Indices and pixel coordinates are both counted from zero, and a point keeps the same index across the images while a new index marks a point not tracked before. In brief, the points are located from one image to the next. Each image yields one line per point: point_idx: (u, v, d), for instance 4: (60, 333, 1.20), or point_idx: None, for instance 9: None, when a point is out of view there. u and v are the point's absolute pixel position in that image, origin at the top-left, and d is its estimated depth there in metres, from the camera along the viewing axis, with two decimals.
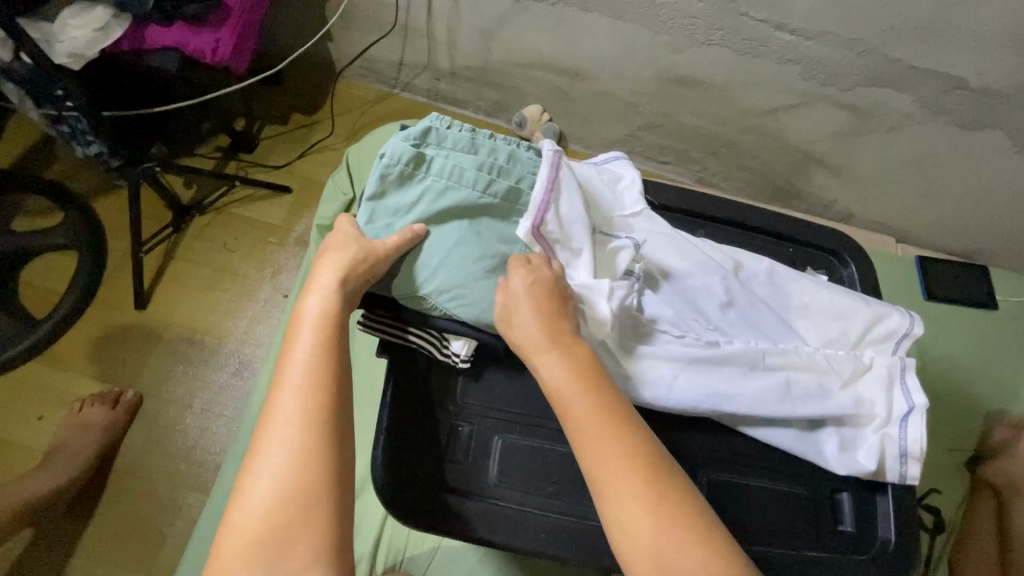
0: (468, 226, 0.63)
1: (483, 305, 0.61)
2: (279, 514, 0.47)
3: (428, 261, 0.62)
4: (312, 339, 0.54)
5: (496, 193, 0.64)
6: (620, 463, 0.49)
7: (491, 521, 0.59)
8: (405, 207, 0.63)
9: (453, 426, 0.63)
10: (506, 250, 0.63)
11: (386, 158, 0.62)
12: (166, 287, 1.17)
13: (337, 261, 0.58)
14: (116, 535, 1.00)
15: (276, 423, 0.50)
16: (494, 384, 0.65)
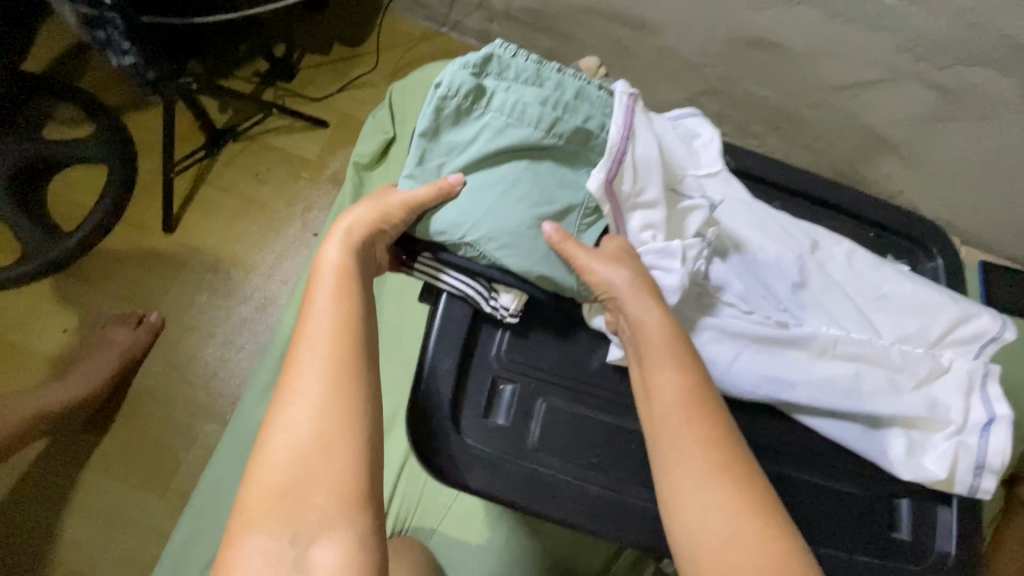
0: (525, 168, 0.58)
1: (534, 257, 0.57)
2: (306, 462, 0.44)
3: (477, 205, 0.57)
4: (334, 286, 0.50)
5: (561, 134, 0.58)
6: (701, 437, 0.47)
7: (529, 487, 0.54)
8: (460, 146, 0.58)
9: (496, 383, 0.58)
10: (567, 196, 0.59)
11: (443, 90, 0.56)
12: (196, 213, 1.14)
13: (358, 210, 0.54)
14: (133, 455, 0.99)
15: (296, 374, 0.47)
16: (542, 343, 0.60)
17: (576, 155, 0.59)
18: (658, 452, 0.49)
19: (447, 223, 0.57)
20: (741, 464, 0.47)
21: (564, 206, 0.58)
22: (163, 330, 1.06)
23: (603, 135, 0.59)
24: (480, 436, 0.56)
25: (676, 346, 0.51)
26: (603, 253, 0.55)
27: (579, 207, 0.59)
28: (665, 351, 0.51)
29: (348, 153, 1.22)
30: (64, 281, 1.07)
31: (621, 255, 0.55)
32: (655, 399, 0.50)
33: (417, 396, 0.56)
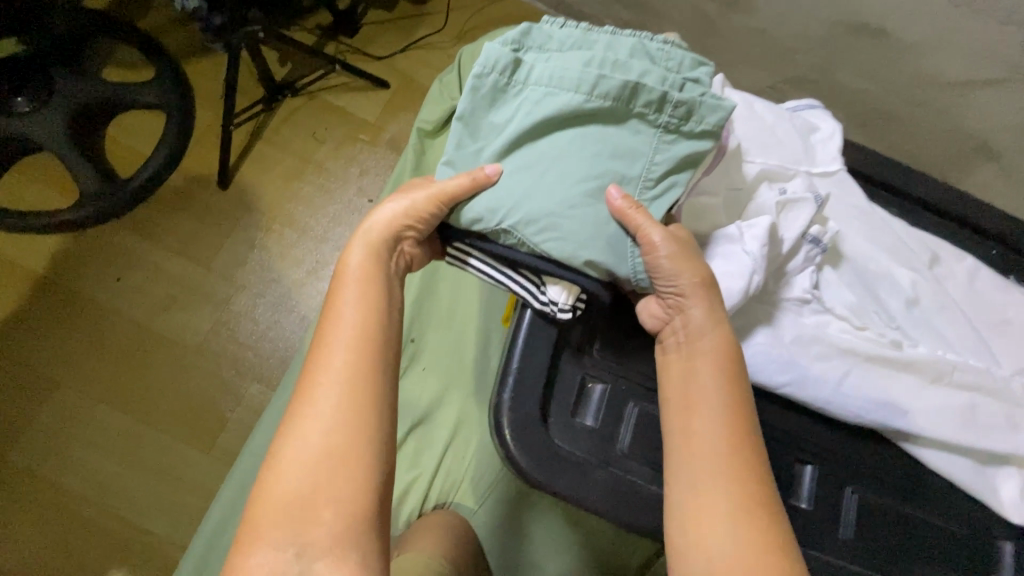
0: (573, 139, 0.50)
1: (579, 240, 0.49)
2: (316, 476, 0.45)
3: (516, 186, 0.50)
4: (356, 295, 0.50)
5: (607, 93, 0.49)
6: (737, 465, 0.45)
7: (619, 496, 0.51)
8: (499, 128, 0.52)
9: (585, 382, 0.55)
10: (619, 167, 0.50)
11: (478, 69, 0.51)
12: (251, 169, 1.10)
13: (385, 209, 0.53)
14: (177, 412, 0.97)
15: (313, 385, 0.47)
16: (634, 341, 0.57)
17: (631, 116, 0.50)
18: (688, 470, 0.46)
19: (482, 209, 0.51)
20: (771, 501, 0.45)
21: (615, 179, 0.50)
22: (212, 287, 1.03)
23: (657, 87, 0.49)
24: (568, 436, 0.52)
25: (723, 365, 0.49)
26: (674, 236, 0.49)
27: (636, 179, 0.51)
28: (709, 368, 0.49)
29: (407, 117, 1.17)
30: (115, 228, 1.04)
31: (687, 245, 0.50)
32: (693, 415, 0.48)
33: (506, 388, 0.52)
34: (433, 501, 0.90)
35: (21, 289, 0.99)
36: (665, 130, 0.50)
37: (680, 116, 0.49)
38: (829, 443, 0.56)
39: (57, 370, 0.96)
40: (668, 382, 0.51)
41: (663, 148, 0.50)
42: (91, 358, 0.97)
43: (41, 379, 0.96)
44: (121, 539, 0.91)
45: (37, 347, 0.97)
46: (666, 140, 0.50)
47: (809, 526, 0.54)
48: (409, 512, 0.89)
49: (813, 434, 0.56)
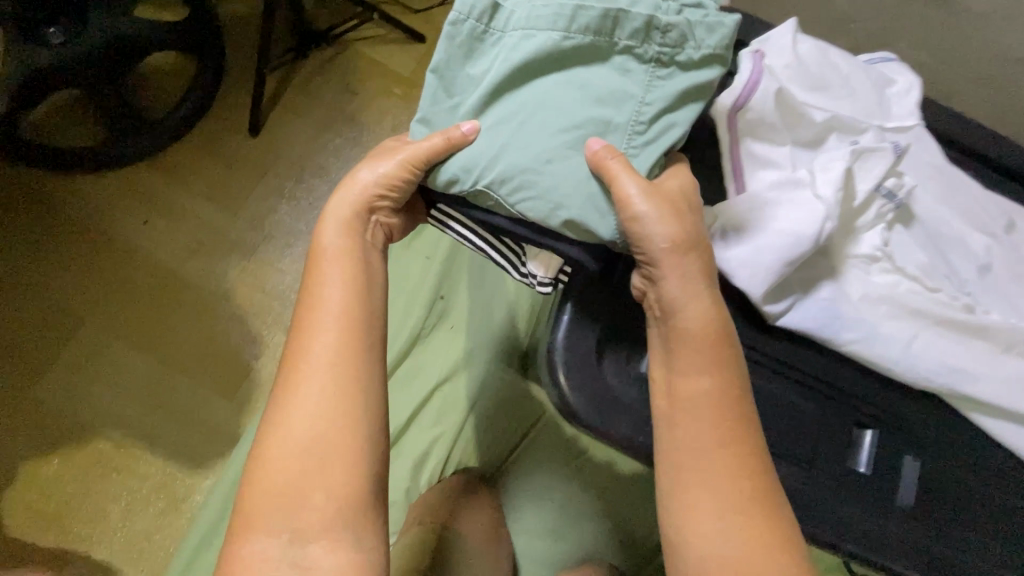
0: (557, 81, 0.46)
1: (558, 198, 0.45)
2: (308, 460, 0.45)
3: (495, 141, 0.46)
4: (340, 282, 0.49)
5: (587, 26, 0.46)
6: (729, 462, 0.44)
7: None
8: (477, 80, 0.48)
9: (637, 328, 0.53)
10: (607, 112, 0.46)
11: (453, 15, 0.47)
12: (282, 117, 1.08)
13: (356, 183, 0.51)
14: (202, 358, 0.96)
15: (300, 373, 0.47)
16: None
17: (617, 51, 0.46)
18: (675, 466, 0.45)
19: (458, 168, 0.47)
20: (767, 493, 0.44)
21: (598, 127, 0.46)
22: (241, 235, 1.01)
23: (639, 15, 0.46)
24: (623, 381, 0.51)
25: (712, 351, 0.46)
26: (653, 194, 0.45)
27: (624, 126, 0.47)
28: (699, 357, 0.46)
29: None
30: (144, 170, 1.02)
31: (676, 205, 0.46)
32: (683, 409, 0.46)
33: (560, 331, 0.51)
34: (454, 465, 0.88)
35: (49, 228, 0.98)
36: (655, 63, 0.46)
37: (672, 44, 0.46)
38: (892, 407, 0.53)
39: (82, 309, 0.95)
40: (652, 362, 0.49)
41: (653, 86, 0.46)
42: (118, 298, 0.96)
43: (67, 316, 0.94)
44: (143, 482, 0.90)
45: (64, 285, 0.95)
46: (659, 75, 0.47)
47: (865, 491, 0.52)
48: (430, 475, 0.87)
49: (876, 397, 0.54)
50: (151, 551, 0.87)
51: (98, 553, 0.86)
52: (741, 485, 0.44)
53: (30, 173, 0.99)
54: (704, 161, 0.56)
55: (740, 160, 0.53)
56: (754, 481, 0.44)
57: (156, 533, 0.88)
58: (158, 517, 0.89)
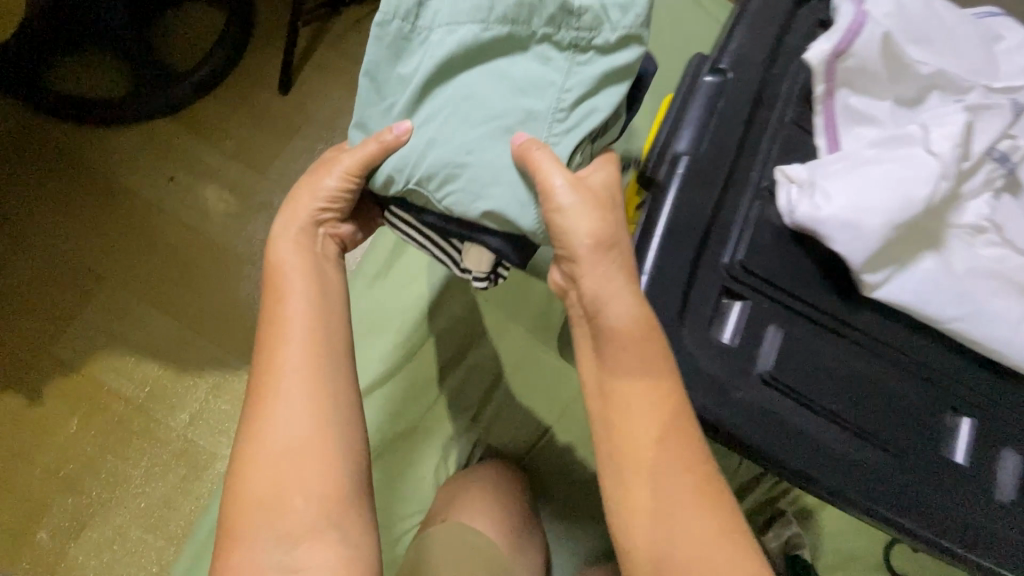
0: (485, 72, 0.43)
1: (483, 193, 0.42)
2: (289, 468, 0.46)
3: (426, 141, 0.42)
4: (303, 296, 0.50)
5: (505, 13, 0.42)
6: (670, 460, 0.43)
7: (757, 422, 0.45)
8: (407, 78, 0.43)
9: (720, 296, 0.47)
10: (532, 104, 0.43)
11: (376, 15, 0.42)
12: (313, 75, 1.03)
13: (301, 201, 0.52)
14: (225, 321, 0.92)
15: (270, 388, 0.48)
16: (785, 253, 0.47)
17: (536, 39, 0.43)
18: (615, 463, 0.44)
19: (389, 169, 0.43)
20: (711, 488, 0.43)
21: (523, 120, 0.43)
22: (267, 197, 0.97)
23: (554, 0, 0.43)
24: (705, 353, 0.45)
25: (643, 343, 0.43)
26: (579, 184, 0.42)
27: (549, 117, 0.44)
28: (634, 349, 0.43)
29: None
30: (169, 125, 0.98)
31: (602, 200, 0.44)
32: (619, 408, 0.44)
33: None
34: (479, 451, 0.82)
35: (72, 181, 0.94)
36: (576, 50, 0.43)
37: (587, 27, 0.43)
38: (995, 393, 0.48)
39: (103, 267, 0.91)
40: (584, 360, 0.47)
41: (575, 72, 0.43)
42: (140, 257, 0.93)
43: (88, 273, 0.91)
44: (163, 449, 0.87)
45: (85, 241, 0.92)
46: (579, 62, 0.44)
47: (957, 483, 0.47)
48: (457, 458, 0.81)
49: (977, 381, 0.48)
50: (171, 518, 0.85)
51: (117, 519, 0.84)
52: (683, 483, 0.43)
53: (52, 124, 0.95)
54: (791, 117, 0.50)
55: (835, 115, 0.48)
56: (699, 481, 0.43)
57: (176, 501, 0.85)
58: (178, 485, 0.86)
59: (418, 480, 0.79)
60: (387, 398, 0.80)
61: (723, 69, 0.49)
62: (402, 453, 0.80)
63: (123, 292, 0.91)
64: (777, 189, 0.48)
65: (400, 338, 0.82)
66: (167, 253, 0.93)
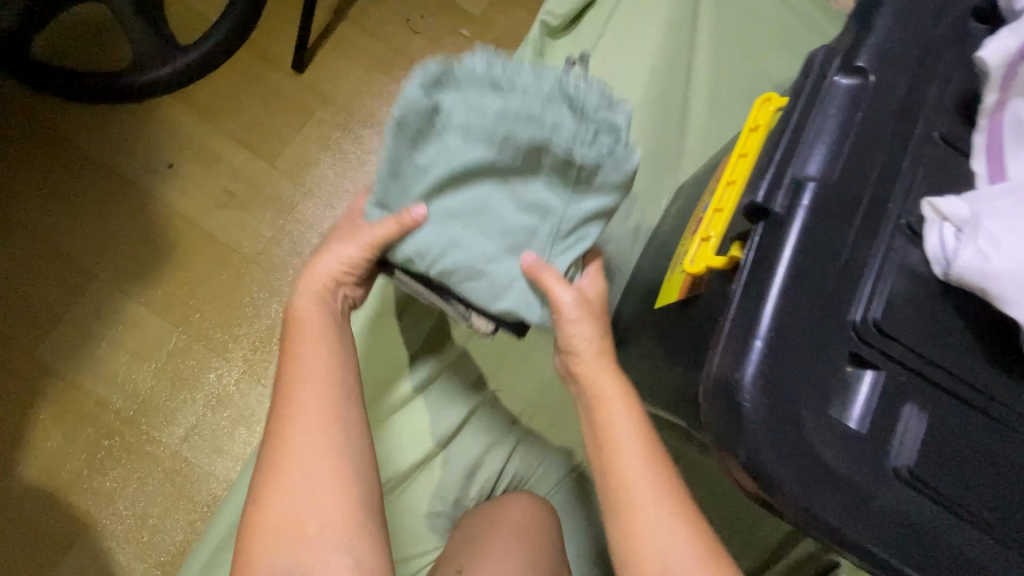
0: (493, 189, 0.46)
1: (489, 298, 0.47)
2: (308, 497, 0.42)
3: (434, 241, 0.46)
4: (318, 328, 0.48)
5: (521, 145, 0.43)
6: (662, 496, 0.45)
7: (897, 535, 0.34)
8: (419, 174, 0.45)
9: (846, 367, 0.36)
10: (533, 228, 0.47)
11: (392, 111, 0.42)
12: (331, 54, 0.92)
13: (323, 263, 0.49)
14: (226, 326, 0.83)
15: (283, 416, 0.45)
16: (932, 306, 0.37)
17: (546, 170, 0.45)
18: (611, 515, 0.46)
19: (413, 251, 0.46)
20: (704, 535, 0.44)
21: (525, 240, 0.47)
22: (276, 188, 0.88)
23: (570, 144, 0.43)
24: (830, 441, 0.35)
25: (626, 401, 0.48)
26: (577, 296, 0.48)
27: (549, 241, 0.47)
28: (620, 405, 0.48)
29: (517, 15, 0.99)
30: (173, 105, 0.88)
31: (596, 307, 0.50)
32: (610, 453, 0.47)
33: (751, 362, 0.34)
34: (507, 480, 0.73)
35: (61, 162, 0.85)
36: (580, 188, 0.46)
37: (593, 174, 0.45)
38: None
39: (94, 261, 0.82)
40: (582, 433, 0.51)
41: (577, 207, 0.46)
42: (135, 251, 0.84)
43: (78, 268, 0.82)
44: (154, 466, 0.79)
45: (76, 230, 0.83)
46: (582, 198, 0.46)
47: None
48: (480, 483, 0.72)
49: None
50: (161, 542, 0.77)
51: (104, 541, 0.76)
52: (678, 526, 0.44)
53: (42, 97, 0.85)
54: (942, 130, 0.39)
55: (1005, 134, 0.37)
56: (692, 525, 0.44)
57: (168, 523, 0.78)
58: (170, 507, 0.78)
59: (435, 516, 0.71)
60: (407, 420, 0.72)
61: (862, 68, 0.38)
62: (420, 482, 0.71)
63: (115, 288, 0.82)
64: (923, 228, 0.37)
65: (421, 358, 0.73)
66: (164, 246, 0.84)
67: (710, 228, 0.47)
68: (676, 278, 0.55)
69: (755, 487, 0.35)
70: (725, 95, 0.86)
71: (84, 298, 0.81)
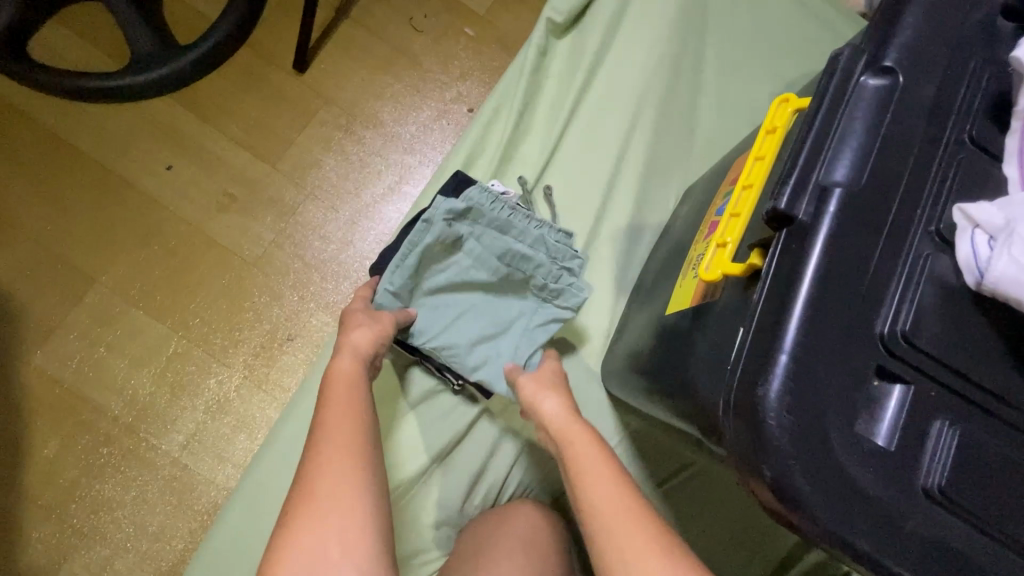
0: (480, 298, 0.69)
1: (470, 368, 0.67)
2: (335, 523, 0.44)
3: (441, 322, 0.67)
4: (348, 377, 0.55)
5: (511, 275, 0.67)
6: (633, 521, 0.45)
7: (928, 558, 0.33)
8: (434, 276, 0.67)
9: (874, 382, 0.34)
10: (507, 324, 0.68)
11: (432, 231, 0.63)
12: (333, 53, 0.91)
13: (355, 337, 0.58)
14: (227, 332, 0.82)
15: (314, 449, 0.48)
16: (963, 317, 0.35)
17: (521, 288, 0.68)
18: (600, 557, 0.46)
19: (420, 327, 0.67)
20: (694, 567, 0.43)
21: (499, 333, 0.68)
22: (277, 190, 0.86)
23: (541, 277, 0.67)
24: (859, 461, 0.33)
25: (593, 439, 0.54)
26: (547, 372, 0.64)
27: (516, 338, 0.68)
28: (588, 440, 0.54)
29: (522, 13, 0.97)
30: (171, 105, 0.86)
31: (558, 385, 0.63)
32: (587, 488, 0.50)
33: (776, 377, 0.32)
34: (513, 488, 0.71)
35: (59, 165, 0.83)
36: (541, 301, 0.68)
37: (552, 292, 0.67)
38: None
39: (92, 266, 0.81)
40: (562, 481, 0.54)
41: (540, 312, 0.68)
42: (133, 255, 0.82)
43: (75, 272, 0.81)
44: (153, 474, 0.77)
45: (74, 235, 0.82)
46: (542, 307, 0.68)
47: None
48: (485, 492, 0.70)
49: None
50: (161, 552, 0.76)
51: (103, 551, 0.75)
52: (655, 555, 0.43)
53: (39, 98, 0.84)
54: (973, 133, 0.37)
55: None
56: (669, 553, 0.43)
57: (168, 533, 0.76)
58: (169, 515, 0.77)
59: (439, 527, 0.69)
60: (412, 428, 0.71)
61: (891, 67, 0.36)
62: (425, 491, 0.70)
63: (114, 293, 0.81)
64: (954, 236, 0.35)
65: (425, 365, 0.72)
66: (163, 251, 0.83)
67: (725, 235, 0.46)
68: (689, 284, 0.53)
69: (778, 506, 0.33)
70: (735, 96, 0.84)
71: (82, 304, 0.80)
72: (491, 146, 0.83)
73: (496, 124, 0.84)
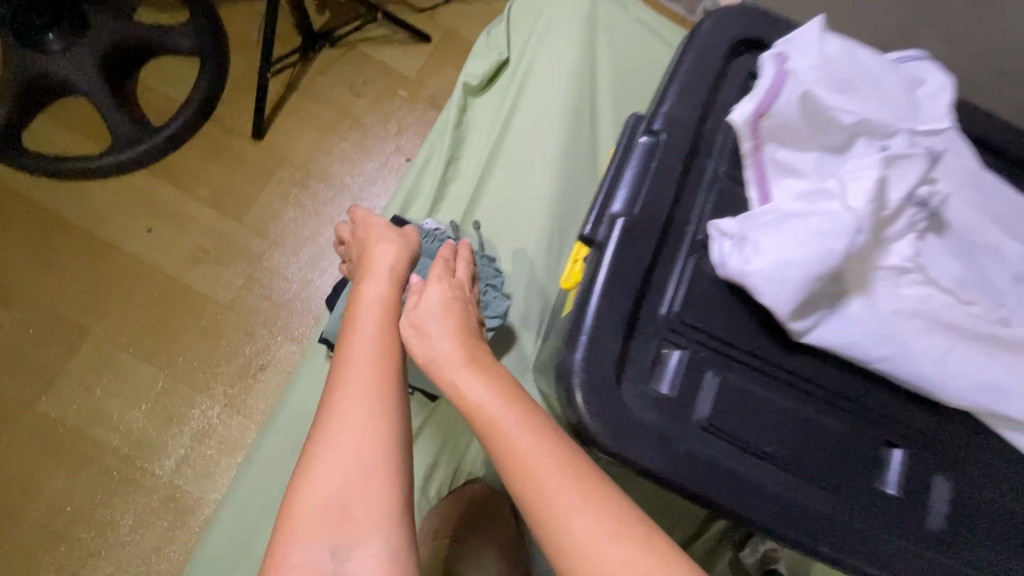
0: None
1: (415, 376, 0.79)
2: (349, 475, 0.43)
3: None
4: (378, 314, 0.52)
5: None
6: (566, 483, 0.42)
7: (696, 469, 0.47)
8: None
9: (660, 351, 0.49)
10: None
11: None
12: (286, 121, 1.06)
13: (380, 252, 0.60)
14: (208, 365, 0.94)
15: (336, 396, 0.46)
16: (721, 299, 0.50)
17: None
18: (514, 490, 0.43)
19: None
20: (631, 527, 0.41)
21: None
22: (244, 242, 1.00)
23: None
24: (644, 404, 0.47)
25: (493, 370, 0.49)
26: (430, 303, 0.54)
27: None
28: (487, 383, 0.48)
29: (447, 74, 1.14)
30: (148, 175, 1.01)
31: (452, 303, 0.55)
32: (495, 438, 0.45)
33: (578, 350, 0.47)
34: None
35: (53, 235, 0.97)
36: None
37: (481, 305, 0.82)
38: (914, 425, 0.50)
39: (86, 319, 0.94)
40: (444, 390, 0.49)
41: None
42: (122, 307, 0.95)
43: (72, 326, 0.93)
44: (149, 496, 0.89)
45: (69, 293, 0.95)
46: None
47: (894, 514, 0.50)
48: None
49: (898, 415, 0.51)
50: (158, 564, 0.87)
51: (108, 566, 0.86)
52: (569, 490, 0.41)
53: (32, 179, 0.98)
54: (725, 169, 0.53)
55: (763, 169, 0.51)
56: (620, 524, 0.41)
57: (165, 546, 0.88)
58: (165, 532, 0.88)
59: None
60: None
61: (658, 129, 0.52)
62: None
63: (107, 340, 0.94)
64: (710, 244, 0.51)
65: None
66: (148, 300, 0.96)
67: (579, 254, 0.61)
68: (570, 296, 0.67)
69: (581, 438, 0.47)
70: None
71: (78, 352, 0.92)
72: (423, 191, 0.99)
73: (428, 171, 1.00)
